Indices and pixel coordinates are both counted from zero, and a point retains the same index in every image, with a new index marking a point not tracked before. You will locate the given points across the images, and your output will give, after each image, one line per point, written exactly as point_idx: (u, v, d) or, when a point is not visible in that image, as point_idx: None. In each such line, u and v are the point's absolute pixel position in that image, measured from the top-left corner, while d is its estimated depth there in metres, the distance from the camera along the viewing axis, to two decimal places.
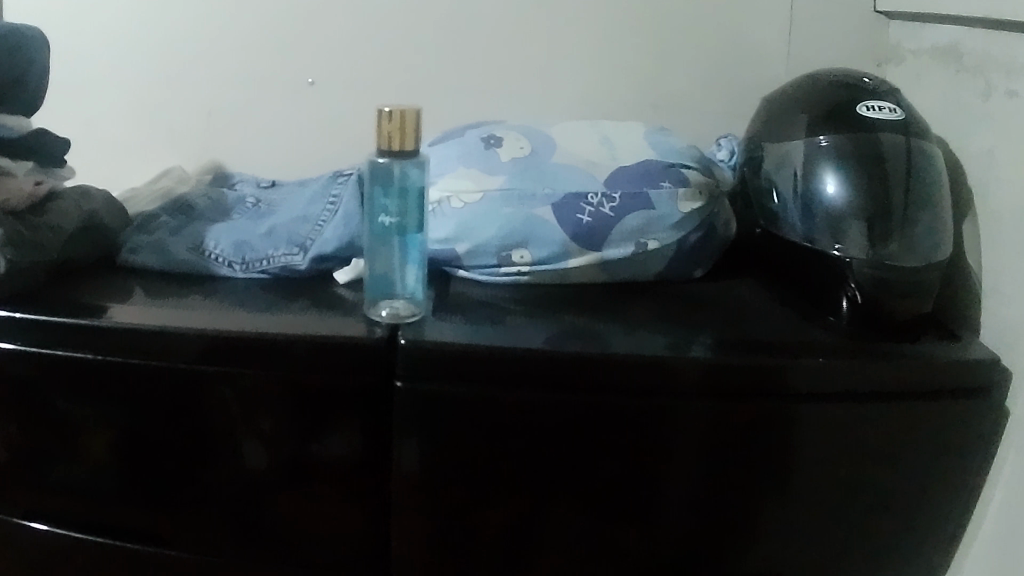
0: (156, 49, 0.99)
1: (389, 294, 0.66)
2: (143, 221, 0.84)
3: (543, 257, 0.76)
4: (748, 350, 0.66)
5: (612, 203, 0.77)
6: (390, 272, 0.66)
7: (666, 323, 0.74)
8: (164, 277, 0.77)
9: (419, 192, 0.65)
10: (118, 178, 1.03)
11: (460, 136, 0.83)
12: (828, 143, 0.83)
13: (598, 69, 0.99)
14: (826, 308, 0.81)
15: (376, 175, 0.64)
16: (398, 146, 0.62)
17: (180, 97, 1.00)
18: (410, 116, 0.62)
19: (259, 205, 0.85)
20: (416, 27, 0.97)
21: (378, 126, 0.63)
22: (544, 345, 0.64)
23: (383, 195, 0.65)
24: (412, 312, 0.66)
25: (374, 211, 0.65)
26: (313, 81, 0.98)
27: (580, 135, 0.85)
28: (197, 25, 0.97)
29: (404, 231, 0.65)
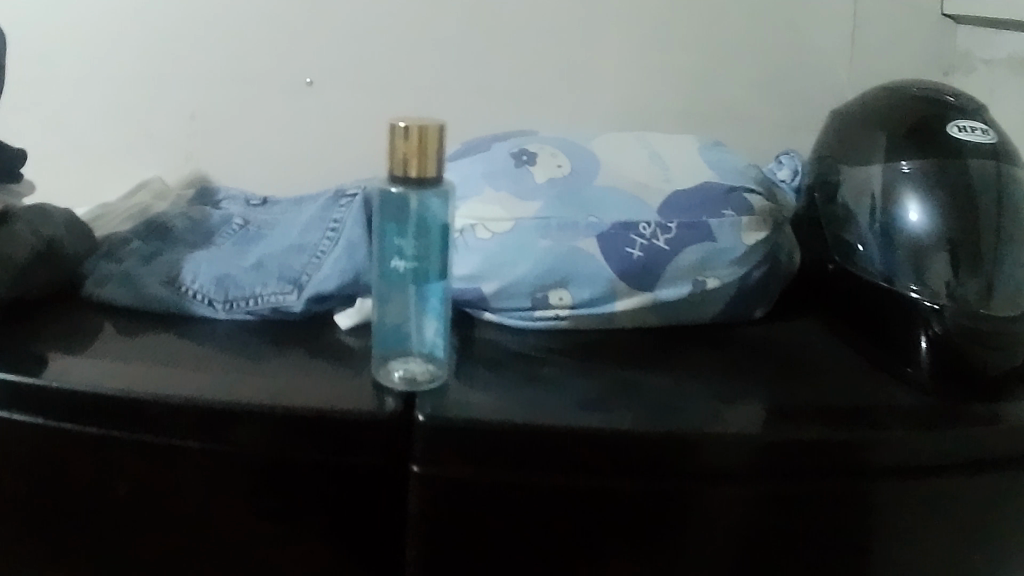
0: (133, 44, 0.85)
1: (403, 350, 0.54)
2: (111, 246, 0.72)
3: (586, 299, 0.63)
4: (814, 419, 0.54)
5: (667, 235, 0.65)
6: (405, 325, 0.54)
7: (709, 387, 0.59)
8: (135, 318, 0.65)
9: (442, 230, 0.52)
10: (85, 191, 0.90)
11: (485, 150, 0.70)
12: (911, 170, 0.70)
13: (638, 74, 0.86)
14: (903, 359, 0.66)
15: (388, 207, 0.51)
16: (417, 172, 0.50)
17: (161, 100, 0.87)
18: (433, 134, 0.48)
19: (248, 228, 0.73)
20: (430, 22, 0.84)
21: (390, 143, 0.49)
22: (591, 421, 0.51)
23: (397, 234, 0.52)
24: (433, 374, 0.53)
25: (386, 253, 0.53)
26: (311, 81, 0.85)
27: (624, 149, 0.71)
28: (181, 17, 0.84)
29: (424, 279, 0.52)
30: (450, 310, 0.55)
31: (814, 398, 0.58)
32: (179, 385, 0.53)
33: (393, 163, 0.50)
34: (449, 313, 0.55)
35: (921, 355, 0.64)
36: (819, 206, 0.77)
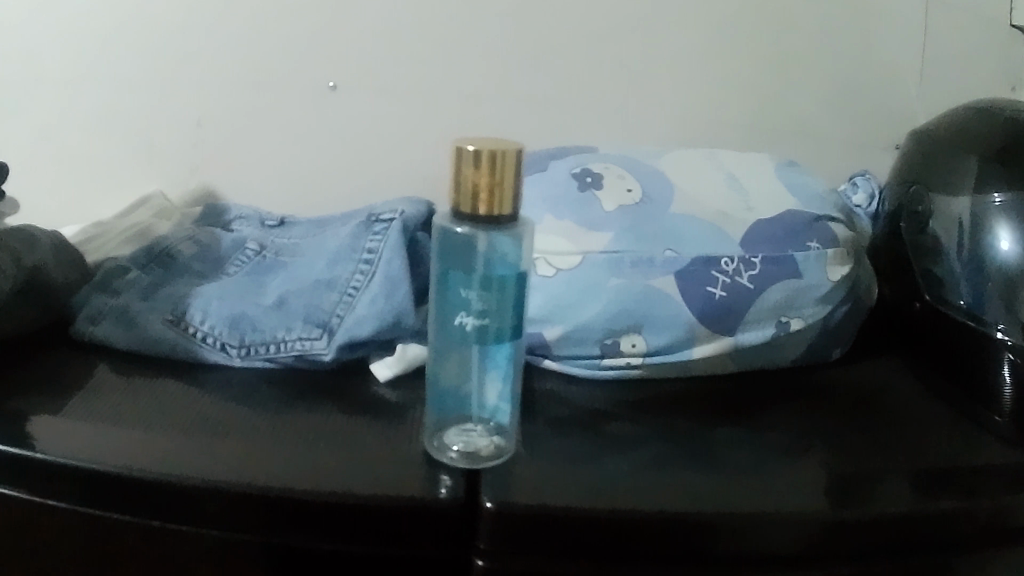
0: (131, 46, 0.76)
1: (463, 413, 0.47)
2: (106, 274, 0.64)
3: (661, 345, 0.55)
4: (914, 482, 0.49)
5: (751, 271, 0.56)
6: (465, 387, 0.46)
7: (784, 441, 0.53)
8: (138, 362, 0.58)
9: (514, 281, 0.43)
10: (76, 206, 0.81)
11: (543, 169, 0.61)
12: (1002, 200, 0.61)
13: (691, 86, 0.79)
14: (986, 402, 0.60)
15: (451, 251, 0.43)
16: (488, 208, 0.42)
17: (162, 108, 0.78)
18: (509, 162, 0.40)
19: (265, 256, 0.65)
20: (465, 24, 0.75)
21: (456, 172, 0.41)
22: (682, 503, 0.44)
23: (461, 284, 0.43)
24: (498, 442, 0.46)
25: (447, 306, 0.44)
26: (334, 85, 0.76)
27: (696, 170, 0.63)
28: (185, 15, 0.75)
29: (491, 337, 0.44)
30: (518, 371, 0.47)
31: (882, 453, 0.53)
32: (192, 454, 0.46)
33: (459, 196, 0.42)
34: (518, 375, 0.47)
35: (1005, 394, 0.58)
36: (905, 236, 0.69)
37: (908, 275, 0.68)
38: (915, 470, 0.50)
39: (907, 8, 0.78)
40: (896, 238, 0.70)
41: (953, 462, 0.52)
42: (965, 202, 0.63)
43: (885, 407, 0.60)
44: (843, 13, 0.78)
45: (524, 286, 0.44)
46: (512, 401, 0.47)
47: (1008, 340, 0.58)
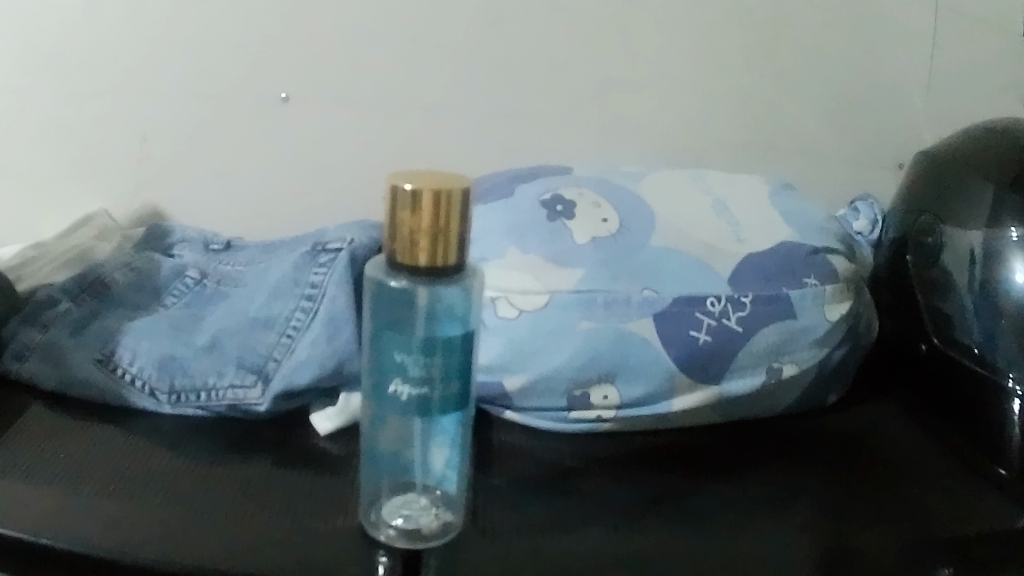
0: (69, 52, 0.70)
1: (405, 481, 0.41)
2: (36, 305, 0.58)
3: (637, 396, 0.49)
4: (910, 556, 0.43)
5: (740, 312, 0.50)
6: (406, 453, 0.40)
7: (766, 501, 0.47)
8: (62, 406, 0.53)
9: (459, 344, 0.37)
10: (16, 225, 0.75)
11: (510, 192, 0.55)
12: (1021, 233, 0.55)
13: (677, 99, 0.73)
14: (993, 452, 0.53)
15: (387, 306, 0.38)
16: (431, 259, 0.36)
17: (105, 118, 0.72)
18: (452, 204, 0.35)
19: (205, 285, 0.60)
20: (430, 29, 0.70)
21: (392, 217, 0.36)
22: None
23: (397, 347, 0.37)
24: (445, 518, 0.40)
25: (381, 372, 0.38)
26: (287, 96, 0.71)
27: (680, 194, 0.57)
28: (124, 20, 0.69)
29: (432, 409, 0.38)
30: (467, 438, 0.41)
31: (871, 519, 0.46)
32: (100, 522, 0.40)
33: (397, 245, 0.37)
34: (467, 441, 0.41)
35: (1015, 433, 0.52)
36: (911, 269, 0.63)
37: (914, 310, 0.62)
38: (916, 539, 0.44)
39: (911, 15, 0.72)
40: (901, 270, 0.64)
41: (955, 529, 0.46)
42: (979, 235, 0.57)
43: (885, 458, 0.54)
44: (841, 19, 0.72)
45: (471, 346, 0.38)
46: (461, 469, 0.41)
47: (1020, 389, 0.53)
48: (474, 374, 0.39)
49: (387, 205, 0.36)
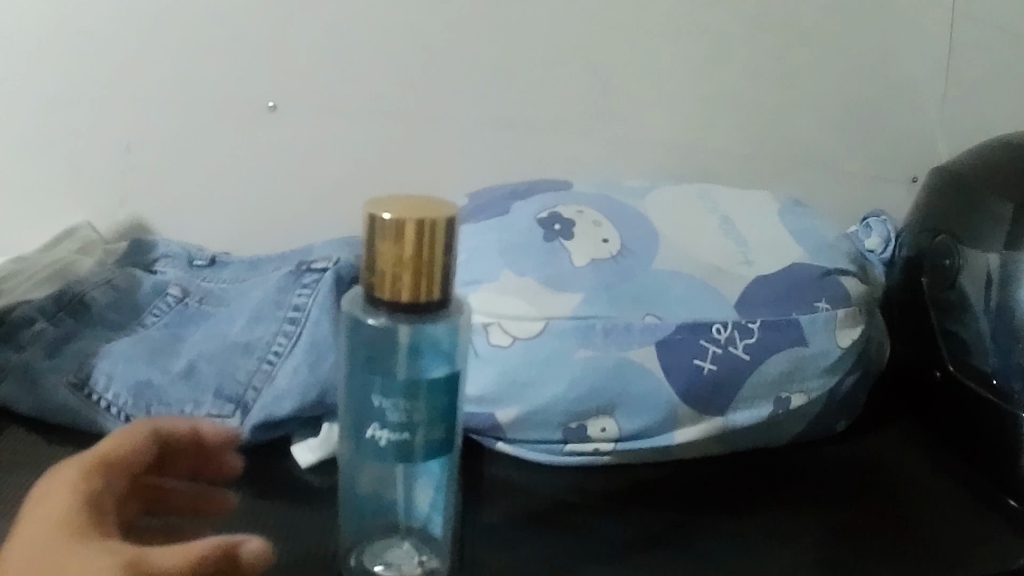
0: (50, 62, 0.68)
1: (385, 524, 0.38)
2: (12, 324, 0.55)
3: (636, 429, 0.47)
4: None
5: (747, 339, 0.47)
6: (388, 493, 0.37)
7: (767, 534, 0.45)
8: (31, 434, 0.51)
9: (444, 385, 0.35)
10: None
11: (505, 210, 0.53)
12: None
13: (681, 110, 0.70)
14: (1001, 483, 0.51)
15: (365, 346, 0.35)
16: (413, 293, 0.34)
17: (89, 126, 0.69)
18: (437, 234, 0.32)
19: (187, 304, 0.59)
20: (424, 35, 0.67)
21: (370, 248, 0.33)
22: None
23: (376, 389, 0.35)
24: (428, 563, 0.38)
25: (360, 415, 0.36)
26: (275, 104, 0.69)
27: (684, 211, 0.54)
28: (107, 28, 0.67)
29: (414, 456, 0.35)
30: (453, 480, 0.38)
31: (877, 552, 0.44)
32: None
33: (376, 279, 0.34)
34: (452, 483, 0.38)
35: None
36: (926, 291, 0.60)
37: (928, 332, 0.59)
38: None
39: (926, 20, 0.69)
40: (915, 290, 0.61)
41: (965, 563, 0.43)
42: (998, 256, 0.54)
43: (890, 486, 0.51)
44: (853, 25, 0.69)
45: (457, 388, 0.36)
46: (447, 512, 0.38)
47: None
48: (460, 418, 0.36)
49: (365, 235, 0.34)
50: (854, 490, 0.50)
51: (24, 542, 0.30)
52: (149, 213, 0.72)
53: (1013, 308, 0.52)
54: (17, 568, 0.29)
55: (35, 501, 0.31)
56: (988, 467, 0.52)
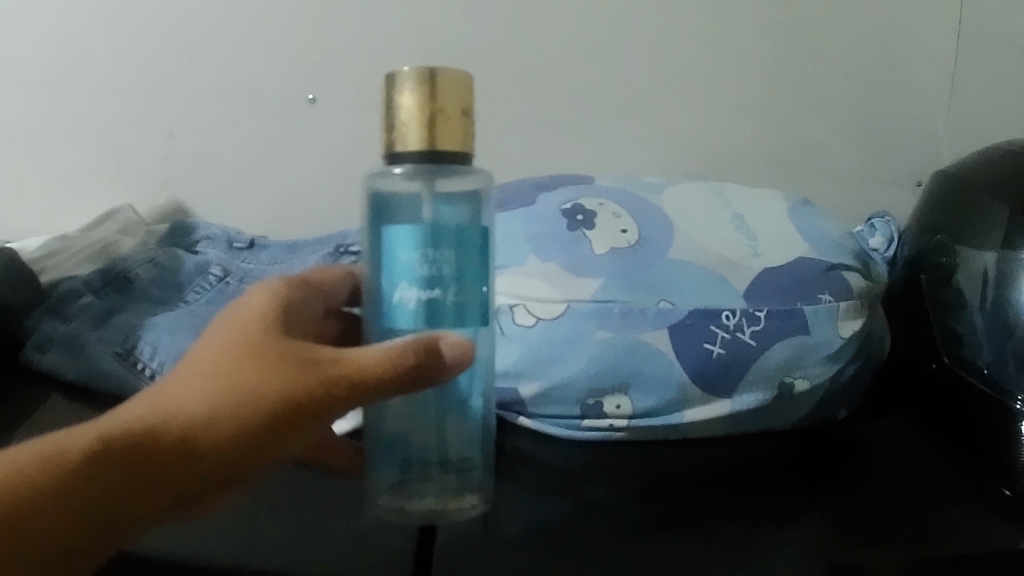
0: (113, 54, 0.74)
1: (420, 471, 0.40)
2: (60, 296, 0.61)
3: (648, 408, 0.50)
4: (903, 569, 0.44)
5: (754, 326, 0.51)
6: (418, 437, 0.40)
7: (772, 521, 0.47)
8: (73, 399, 0.55)
9: (465, 237, 0.39)
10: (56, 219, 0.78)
11: (531, 199, 0.56)
12: None
13: (695, 110, 0.74)
14: (993, 471, 0.53)
15: (390, 204, 0.39)
16: (433, 138, 0.37)
17: (140, 114, 0.75)
18: (455, 83, 0.37)
19: (228, 283, 0.62)
20: (456, 34, 0.72)
21: (393, 105, 0.38)
22: None
23: (403, 247, 0.38)
24: (465, 503, 0.40)
25: (389, 279, 0.39)
26: (314, 97, 0.73)
27: (701, 206, 0.58)
28: (165, 27, 0.73)
29: (442, 313, 0.38)
30: (487, 413, 0.42)
31: (870, 528, 0.47)
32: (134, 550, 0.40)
33: (397, 132, 0.38)
34: (482, 423, 0.41)
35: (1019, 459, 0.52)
36: (925, 287, 0.64)
37: (926, 328, 0.63)
38: (915, 558, 0.44)
39: (933, 32, 0.73)
40: (914, 288, 0.65)
41: (965, 548, 0.45)
42: (993, 257, 0.57)
43: (887, 473, 0.54)
44: (863, 37, 0.73)
45: (480, 247, 0.39)
46: (477, 455, 0.41)
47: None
48: (488, 284, 0.40)
49: (386, 98, 0.38)
50: (853, 475, 0.53)
51: (225, 337, 0.38)
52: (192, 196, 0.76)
53: (1007, 306, 0.55)
54: (217, 345, 0.38)
55: (237, 311, 0.40)
56: (986, 461, 0.54)
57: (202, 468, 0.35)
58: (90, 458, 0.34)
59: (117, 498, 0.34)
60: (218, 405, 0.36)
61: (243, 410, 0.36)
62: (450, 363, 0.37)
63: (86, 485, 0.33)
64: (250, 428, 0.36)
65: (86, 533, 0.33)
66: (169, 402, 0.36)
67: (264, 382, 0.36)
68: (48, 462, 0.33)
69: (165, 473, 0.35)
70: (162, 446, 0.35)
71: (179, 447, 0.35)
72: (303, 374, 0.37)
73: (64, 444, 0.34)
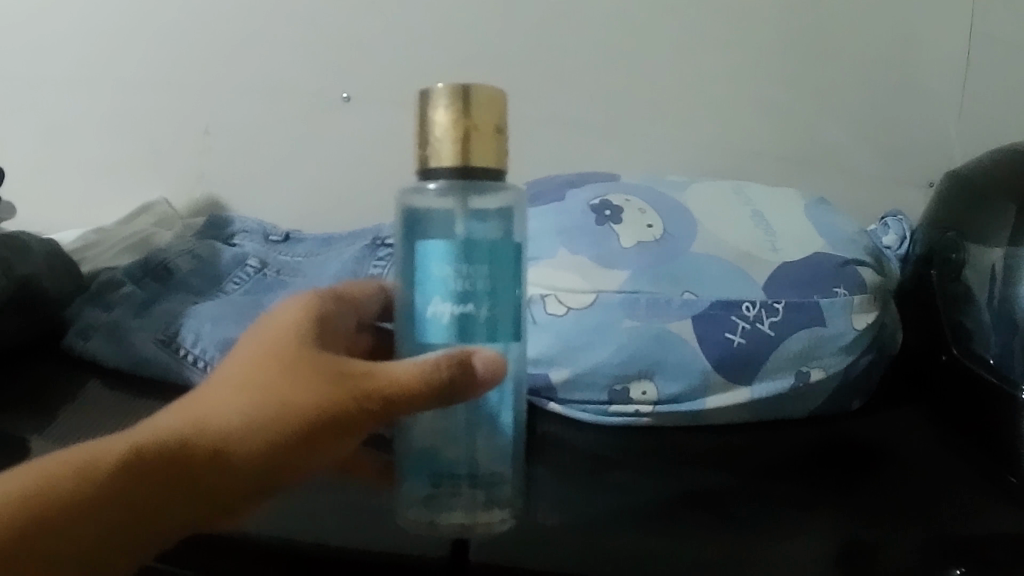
0: (165, 59, 0.81)
1: (450, 487, 0.41)
2: (102, 286, 0.63)
3: (673, 394, 0.52)
4: (916, 545, 0.45)
5: (773, 317, 0.53)
6: (448, 452, 0.41)
7: (789, 507, 0.49)
8: (113, 384, 0.57)
9: (497, 253, 0.40)
10: (110, 212, 0.85)
11: (560, 196, 0.59)
12: None
13: (709, 110, 0.78)
14: (1003, 460, 0.55)
15: (425, 218, 0.40)
16: (466, 154, 0.39)
17: (186, 114, 0.82)
18: (489, 99, 0.38)
19: (265, 274, 0.65)
20: (483, 36, 0.77)
21: (427, 122, 0.39)
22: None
23: (438, 262, 0.39)
24: (494, 517, 0.41)
25: (423, 293, 0.40)
26: (348, 96, 0.79)
27: (723, 203, 0.60)
28: (215, 34, 0.79)
29: (474, 326, 0.40)
30: (517, 429, 0.43)
31: (884, 512, 0.49)
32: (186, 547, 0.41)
33: (432, 147, 0.39)
34: (513, 438, 0.42)
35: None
36: (935, 283, 0.66)
37: (936, 323, 0.66)
38: (927, 537, 0.46)
39: (944, 36, 0.76)
40: (925, 284, 0.67)
41: (974, 531, 0.47)
42: (1000, 253, 0.59)
43: (900, 460, 0.56)
44: (873, 41, 0.76)
45: (512, 263, 0.40)
46: (507, 471, 0.42)
47: None
48: (519, 300, 0.41)
49: (421, 115, 0.40)
50: (867, 462, 0.56)
51: (260, 350, 0.41)
52: (240, 191, 0.82)
53: (1013, 301, 0.57)
54: (252, 358, 0.41)
55: (270, 325, 0.43)
56: (997, 451, 0.56)
57: (238, 475, 0.38)
58: (129, 465, 0.36)
59: (150, 506, 0.36)
60: (256, 416, 0.38)
61: (281, 420, 0.39)
62: (484, 377, 0.38)
63: (126, 491, 0.36)
64: (286, 437, 0.38)
65: (126, 539, 0.36)
66: (206, 412, 0.39)
67: (300, 393, 0.39)
68: (89, 467, 0.36)
69: (198, 482, 0.37)
70: (200, 454, 0.37)
71: (217, 455, 0.37)
72: (339, 387, 0.39)
73: (106, 451, 0.36)
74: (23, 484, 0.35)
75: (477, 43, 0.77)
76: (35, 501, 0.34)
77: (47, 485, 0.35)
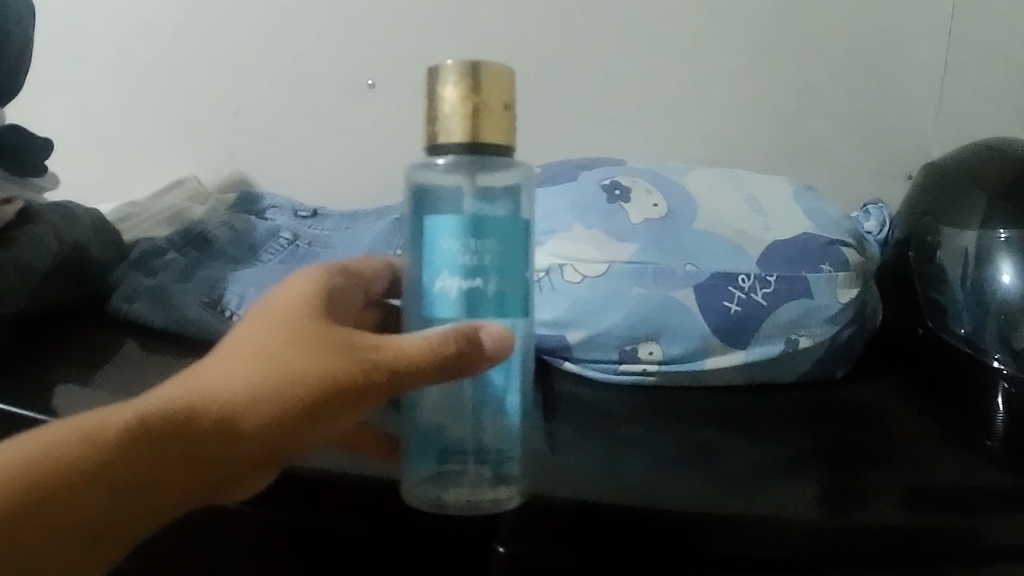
0: (198, 45, 0.86)
1: (456, 463, 0.40)
2: (146, 254, 0.70)
3: (676, 355, 0.58)
4: (900, 489, 0.51)
5: (767, 288, 0.59)
6: (453, 430, 0.40)
7: (783, 460, 0.54)
8: (158, 342, 0.62)
9: (504, 231, 0.40)
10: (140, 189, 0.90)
11: (573, 177, 0.65)
12: (1007, 236, 0.63)
13: (708, 100, 0.83)
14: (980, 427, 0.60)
15: (434, 193, 0.40)
16: (475, 129, 0.39)
17: (215, 97, 0.87)
18: (498, 78, 0.39)
19: (298, 246, 0.71)
20: (499, 31, 0.83)
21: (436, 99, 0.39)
22: (687, 504, 0.46)
23: (447, 237, 0.39)
24: (501, 495, 0.40)
25: (431, 269, 0.40)
26: (373, 83, 0.84)
27: (721, 188, 0.66)
28: (246, 22, 0.85)
29: (482, 301, 0.40)
30: (523, 412, 0.42)
31: (871, 466, 0.54)
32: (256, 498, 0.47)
33: (439, 123, 0.39)
34: (519, 420, 0.41)
35: (997, 422, 0.60)
36: (913, 264, 0.72)
37: (912, 299, 0.72)
38: (908, 484, 0.52)
39: (922, 39, 0.82)
40: (903, 265, 0.73)
41: (953, 482, 0.53)
42: (972, 237, 0.66)
43: (882, 420, 0.62)
44: (859, 42, 0.82)
45: (519, 240, 0.41)
46: (514, 450, 0.41)
47: (1004, 368, 0.62)
48: (526, 275, 0.41)
49: (429, 93, 0.40)
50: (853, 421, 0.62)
51: (270, 320, 0.40)
52: (265, 170, 0.88)
53: (985, 283, 0.63)
54: (261, 328, 0.39)
55: (280, 295, 0.42)
56: (973, 419, 0.62)
57: (246, 447, 0.37)
58: (128, 437, 0.35)
59: (156, 480, 0.35)
60: (263, 387, 0.37)
61: (291, 392, 0.37)
62: (489, 351, 0.38)
63: (125, 463, 0.34)
64: (295, 410, 0.37)
65: (129, 509, 0.35)
66: (213, 383, 0.37)
67: (309, 366, 0.38)
68: (87, 436, 0.34)
69: (205, 453, 0.36)
70: (205, 426, 0.36)
71: (224, 427, 0.36)
72: (350, 358, 0.38)
73: (106, 419, 0.35)
74: (19, 450, 0.34)
75: (494, 36, 0.83)
76: (29, 469, 0.33)
77: (47, 452, 0.34)
